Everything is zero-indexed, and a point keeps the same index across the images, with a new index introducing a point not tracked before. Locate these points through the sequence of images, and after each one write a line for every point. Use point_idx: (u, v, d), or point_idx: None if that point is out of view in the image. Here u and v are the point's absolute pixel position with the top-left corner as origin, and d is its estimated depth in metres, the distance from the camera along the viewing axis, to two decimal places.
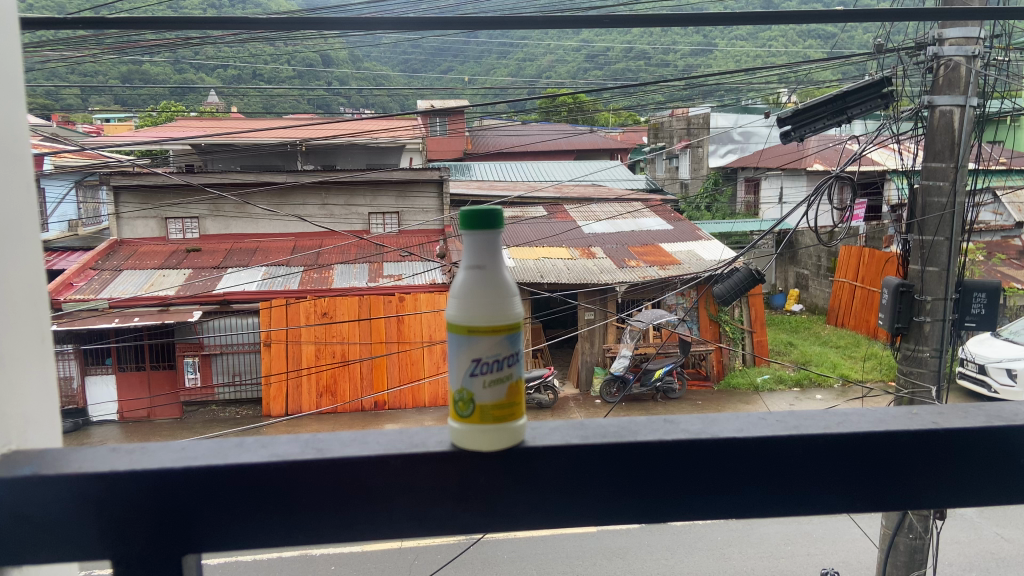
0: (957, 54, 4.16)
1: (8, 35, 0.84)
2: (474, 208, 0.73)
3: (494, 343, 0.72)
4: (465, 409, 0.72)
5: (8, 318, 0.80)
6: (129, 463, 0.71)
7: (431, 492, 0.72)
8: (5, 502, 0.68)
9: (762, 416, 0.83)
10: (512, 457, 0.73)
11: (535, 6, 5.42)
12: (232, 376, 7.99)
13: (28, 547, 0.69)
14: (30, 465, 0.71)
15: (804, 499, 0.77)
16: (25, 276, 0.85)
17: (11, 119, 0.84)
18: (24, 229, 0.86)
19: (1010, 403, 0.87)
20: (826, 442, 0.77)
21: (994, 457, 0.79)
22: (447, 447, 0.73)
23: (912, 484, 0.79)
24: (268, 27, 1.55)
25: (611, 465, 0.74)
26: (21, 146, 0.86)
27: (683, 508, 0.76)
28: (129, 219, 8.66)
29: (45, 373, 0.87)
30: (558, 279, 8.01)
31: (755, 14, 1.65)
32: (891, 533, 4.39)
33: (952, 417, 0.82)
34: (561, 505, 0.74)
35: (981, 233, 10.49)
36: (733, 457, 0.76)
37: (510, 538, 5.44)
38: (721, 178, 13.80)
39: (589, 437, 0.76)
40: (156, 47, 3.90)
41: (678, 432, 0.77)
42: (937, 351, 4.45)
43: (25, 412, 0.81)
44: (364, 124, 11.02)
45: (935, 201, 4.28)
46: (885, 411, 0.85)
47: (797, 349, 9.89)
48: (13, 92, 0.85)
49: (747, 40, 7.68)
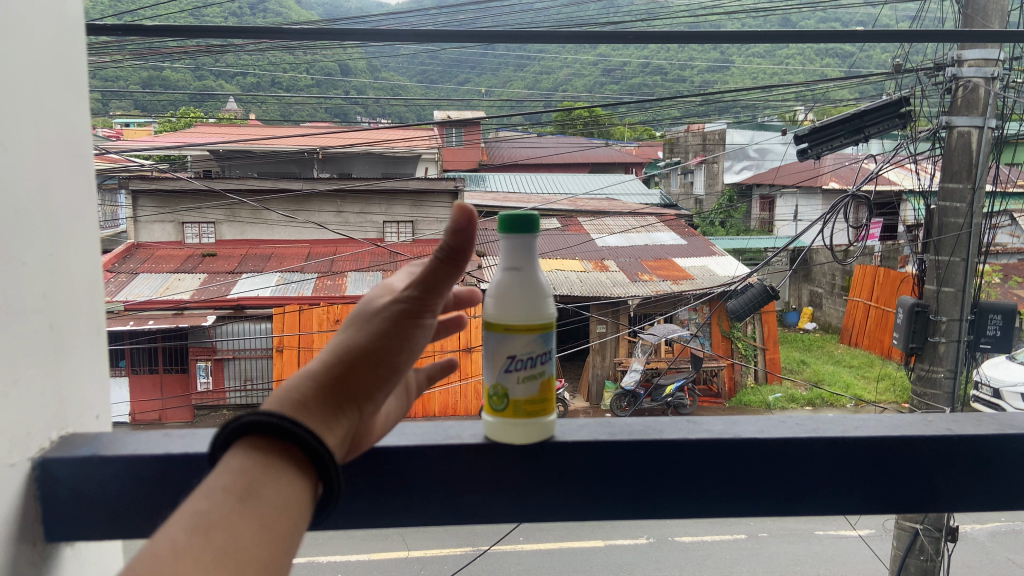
0: (976, 76, 4.13)
1: (75, 42, 0.91)
2: (511, 213, 0.73)
3: (528, 341, 0.73)
4: (499, 403, 0.75)
5: (69, 305, 0.86)
6: (180, 446, 0.77)
7: (466, 481, 0.77)
8: (65, 481, 0.76)
9: (783, 418, 0.86)
10: (543, 449, 0.77)
11: (551, 19, 5.43)
12: (244, 381, 8.04)
13: (84, 523, 0.76)
14: (88, 447, 0.78)
15: (814, 498, 0.80)
16: (85, 265, 0.91)
17: (74, 123, 0.90)
18: (87, 227, 0.92)
19: (1021, 414, 0.89)
20: (840, 445, 0.80)
21: (1001, 462, 0.80)
22: (481, 440, 0.77)
23: (925, 490, 0.80)
24: (296, 37, 1.59)
25: (633, 458, 0.79)
26: (83, 147, 0.92)
27: (699, 507, 0.80)
28: (147, 223, 8.82)
29: (99, 362, 0.93)
30: (570, 291, 8.00)
31: (777, 32, 1.67)
32: (903, 554, 4.37)
33: (965, 424, 0.83)
34: (587, 503, 0.79)
35: (998, 255, 10.39)
36: (752, 458, 0.79)
37: (518, 550, 5.44)
38: (736, 195, 13.79)
39: (616, 434, 0.80)
40: (178, 53, 3.91)
41: (700, 432, 0.81)
42: (952, 371, 4.42)
43: (82, 398, 0.87)
44: (381, 135, 11.09)
45: (952, 221, 4.26)
46: (903, 418, 0.86)
47: (810, 368, 9.84)
48: (77, 95, 0.91)
49: (763, 57, 7.68)
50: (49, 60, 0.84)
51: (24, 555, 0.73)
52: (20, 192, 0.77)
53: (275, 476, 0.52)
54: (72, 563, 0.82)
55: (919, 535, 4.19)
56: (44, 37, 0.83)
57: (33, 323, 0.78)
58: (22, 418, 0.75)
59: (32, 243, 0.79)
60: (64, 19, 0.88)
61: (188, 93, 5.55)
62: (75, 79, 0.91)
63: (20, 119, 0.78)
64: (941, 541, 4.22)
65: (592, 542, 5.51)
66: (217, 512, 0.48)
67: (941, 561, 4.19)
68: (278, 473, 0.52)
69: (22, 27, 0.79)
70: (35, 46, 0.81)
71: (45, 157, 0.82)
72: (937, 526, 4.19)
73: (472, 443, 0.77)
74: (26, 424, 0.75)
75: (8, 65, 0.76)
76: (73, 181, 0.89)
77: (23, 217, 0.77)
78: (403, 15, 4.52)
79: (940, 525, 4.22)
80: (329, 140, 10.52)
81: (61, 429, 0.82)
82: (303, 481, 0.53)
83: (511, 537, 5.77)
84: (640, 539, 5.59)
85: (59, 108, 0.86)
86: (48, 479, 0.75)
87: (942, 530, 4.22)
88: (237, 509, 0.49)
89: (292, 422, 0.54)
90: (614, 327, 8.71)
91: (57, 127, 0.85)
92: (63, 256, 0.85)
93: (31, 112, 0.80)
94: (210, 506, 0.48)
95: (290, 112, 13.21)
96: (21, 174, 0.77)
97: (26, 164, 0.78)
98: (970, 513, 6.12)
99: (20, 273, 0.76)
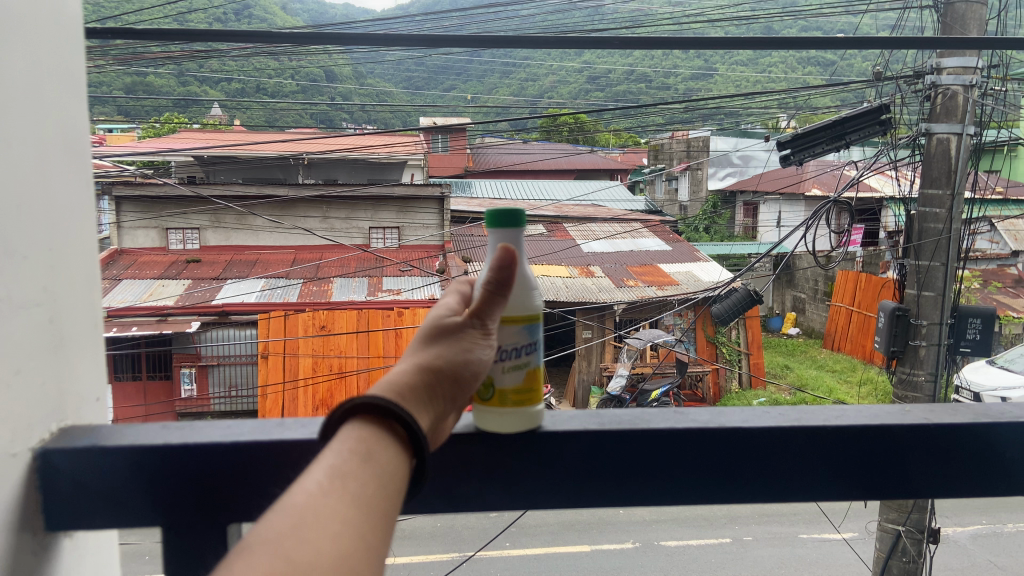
0: (955, 83, 4.21)
1: (75, 41, 0.92)
2: (498, 209, 0.77)
3: (514, 332, 0.76)
4: (487, 392, 0.77)
5: (70, 299, 0.87)
6: (178, 436, 0.78)
7: (459, 472, 0.79)
8: (67, 472, 0.77)
9: (765, 410, 0.88)
10: (532, 436, 0.79)
11: (538, 24, 5.47)
12: (229, 388, 7.91)
13: (84, 514, 0.77)
14: (87, 438, 0.79)
15: (794, 484, 0.82)
16: (84, 257, 0.92)
17: (74, 119, 0.91)
18: (86, 226, 0.93)
19: (992, 404, 0.91)
20: (818, 432, 0.82)
21: (972, 450, 0.82)
22: (472, 430, 0.79)
23: (901, 477, 0.83)
24: (280, 42, 1.60)
25: (620, 446, 0.80)
26: (82, 145, 0.93)
27: (684, 493, 0.82)
28: (130, 229, 8.74)
29: (96, 356, 0.94)
30: (557, 298, 8.03)
31: (760, 38, 1.69)
32: (885, 556, 4.45)
33: (941, 414, 0.85)
34: (577, 491, 0.81)
35: (977, 261, 10.60)
36: (736, 444, 0.81)
37: (503, 556, 5.46)
38: (720, 202, 13.91)
39: (604, 423, 0.82)
40: (163, 58, 3.82)
41: (687, 421, 0.83)
42: (932, 374, 4.51)
43: (81, 392, 0.88)
44: (366, 141, 11.10)
45: (932, 227, 4.36)
46: (881, 410, 0.88)
47: (794, 372, 9.94)
48: (77, 95, 0.92)
49: (747, 65, 7.75)
50: (50, 60, 0.85)
51: (25, 545, 0.74)
52: (24, 187, 0.79)
53: (382, 445, 0.59)
54: (70, 557, 0.83)
55: (902, 537, 4.25)
56: (47, 38, 0.84)
57: (35, 316, 0.80)
58: (25, 411, 0.76)
59: (33, 238, 0.80)
60: (62, 18, 0.89)
61: (173, 100, 5.50)
62: (75, 78, 0.92)
63: (23, 120, 0.79)
64: (923, 543, 4.28)
65: (578, 546, 5.51)
66: (346, 466, 0.56)
67: (923, 561, 4.27)
68: (384, 444, 0.59)
69: (25, 32, 0.80)
70: (35, 47, 0.82)
71: (45, 155, 0.83)
72: (919, 528, 4.25)
73: (464, 433, 0.78)
74: (28, 415, 0.77)
75: (11, 66, 0.77)
76: (72, 178, 0.90)
77: (26, 210, 0.79)
78: (388, 22, 4.51)
79: (922, 527, 4.29)
80: (314, 146, 10.50)
81: (60, 420, 0.83)
82: (404, 455, 0.60)
83: (498, 541, 5.77)
84: (626, 543, 5.60)
85: (60, 107, 0.87)
86: (48, 469, 0.76)
87: (924, 532, 4.27)
88: (359, 465, 0.56)
89: (396, 403, 0.61)
90: (599, 332, 8.78)
91: (59, 125, 0.86)
92: (63, 254, 0.87)
93: (34, 111, 0.81)
94: (338, 460, 0.56)
95: (275, 117, 13.17)
96: (21, 170, 0.78)
97: (28, 158, 0.80)
98: (953, 516, 6.18)
99: (22, 266, 0.78)
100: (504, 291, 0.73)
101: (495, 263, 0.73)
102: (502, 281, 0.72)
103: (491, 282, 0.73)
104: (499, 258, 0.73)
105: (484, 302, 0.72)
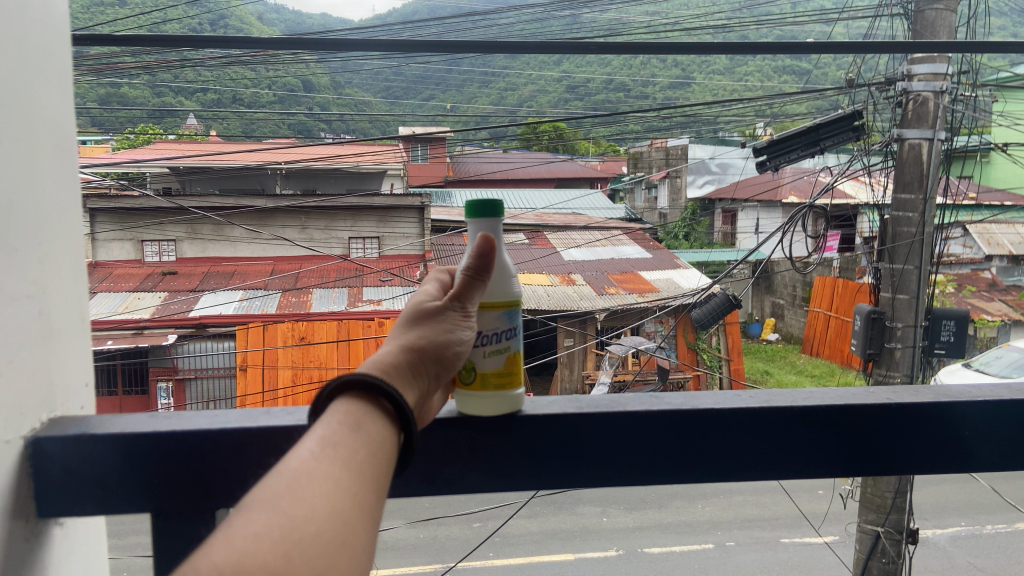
0: (926, 90, 4.28)
1: (62, 38, 0.91)
2: (477, 198, 0.77)
3: (494, 317, 0.76)
4: (468, 376, 0.77)
5: (58, 292, 0.86)
6: (168, 424, 0.77)
7: (439, 454, 0.77)
8: (57, 460, 0.76)
9: (737, 393, 0.88)
10: (510, 419, 0.78)
11: (516, 33, 5.48)
12: (207, 401, 7.78)
13: (75, 500, 0.76)
14: (77, 426, 0.78)
15: (767, 462, 0.82)
16: (72, 250, 0.91)
17: (60, 116, 0.90)
18: (73, 219, 0.92)
19: (957, 385, 0.92)
20: (790, 411, 0.82)
21: (938, 427, 0.83)
22: (452, 414, 0.78)
23: (871, 454, 0.83)
24: (254, 47, 1.58)
25: (598, 428, 0.80)
26: (69, 141, 0.93)
27: (661, 474, 0.82)
28: (105, 241, 8.69)
29: (84, 346, 0.93)
30: (538, 307, 8.02)
31: (733, 42, 1.70)
32: (865, 557, 4.49)
33: (906, 394, 0.86)
34: (557, 473, 0.80)
35: (950, 265, 10.76)
36: (710, 422, 0.81)
37: (486, 567, 5.41)
38: (699, 209, 14.03)
39: (583, 406, 0.82)
40: (137, 68, 3.75)
41: (662, 404, 0.83)
42: (908, 376, 4.57)
43: (68, 382, 0.87)
44: (344, 151, 11.06)
45: (904, 230, 4.40)
46: (846, 390, 0.88)
47: (773, 377, 10.03)
48: (64, 94, 0.92)
49: (723, 74, 7.83)
50: (38, 57, 0.84)
51: (17, 532, 0.73)
52: (15, 183, 0.78)
53: (372, 420, 0.58)
54: (61, 544, 0.82)
55: (882, 538, 4.28)
56: (35, 35, 0.84)
57: (25, 308, 0.79)
58: (15, 399, 0.75)
59: (24, 231, 0.79)
60: (51, 20, 0.88)
61: (147, 110, 5.42)
62: (61, 76, 0.91)
63: (12, 113, 0.78)
64: (902, 543, 4.31)
65: (562, 555, 5.47)
66: (335, 437, 0.55)
67: (902, 562, 4.31)
68: (373, 418, 0.58)
69: (15, 31, 0.80)
70: (24, 42, 0.81)
71: (34, 152, 0.83)
72: (898, 529, 4.27)
73: (448, 416, 0.77)
74: (18, 403, 0.75)
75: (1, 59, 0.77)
76: (60, 175, 0.89)
77: (19, 206, 0.79)
78: (368, 31, 4.45)
79: (901, 527, 4.32)
80: (292, 156, 10.44)
81: (49, 411, 0.82)
82: (393, 429, 0.59)
83: (481, 551, 5.71)
84: (609, 551, 5.58)
85: (47, 106, 0.86)
86: (40, 457, 0.75)
87: (903, 532, 4.30)
88: (349, 435, 0.56)
89: (381, 379, 0.60)
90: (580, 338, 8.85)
91: (46, 122, 0.85)
92: (52, 246, 0.86)
93: (22, 106, 0.80)
94: (328, 431, 0.56)
95: (252, 128, 13.08)
96: (10, 163, 0.78)
97: (16, 152, 0.79)
98: (933, 518, 6.24)
99: (13, 259, 0.77)
100: (484, 279, 0.73)
101: (474, 251, 0.73)
102: (479, 267, 0.72)
103: (471, 268, 0.73)
104: (479, 246, 0.72)
105: (464, 287, 0.72)
